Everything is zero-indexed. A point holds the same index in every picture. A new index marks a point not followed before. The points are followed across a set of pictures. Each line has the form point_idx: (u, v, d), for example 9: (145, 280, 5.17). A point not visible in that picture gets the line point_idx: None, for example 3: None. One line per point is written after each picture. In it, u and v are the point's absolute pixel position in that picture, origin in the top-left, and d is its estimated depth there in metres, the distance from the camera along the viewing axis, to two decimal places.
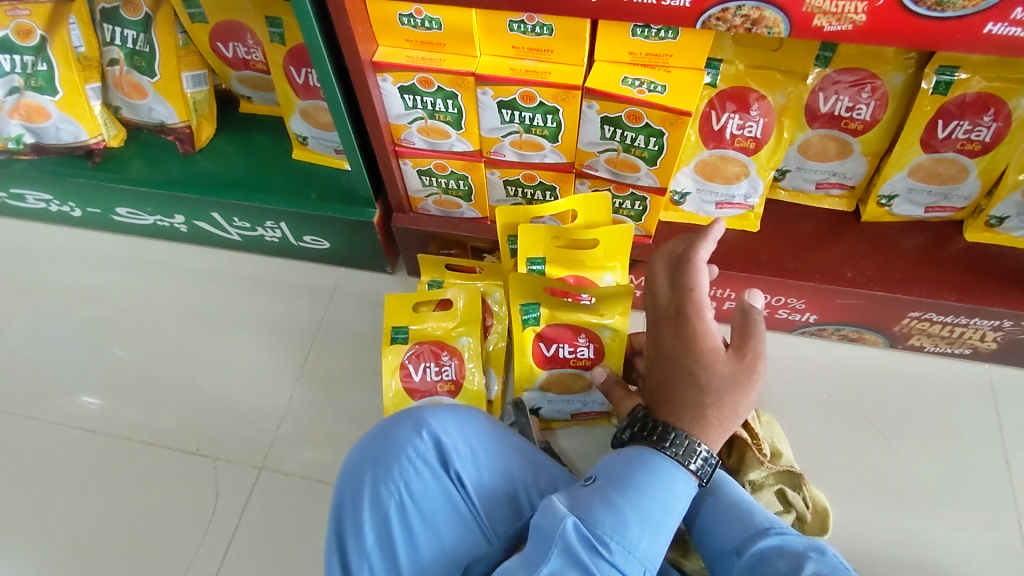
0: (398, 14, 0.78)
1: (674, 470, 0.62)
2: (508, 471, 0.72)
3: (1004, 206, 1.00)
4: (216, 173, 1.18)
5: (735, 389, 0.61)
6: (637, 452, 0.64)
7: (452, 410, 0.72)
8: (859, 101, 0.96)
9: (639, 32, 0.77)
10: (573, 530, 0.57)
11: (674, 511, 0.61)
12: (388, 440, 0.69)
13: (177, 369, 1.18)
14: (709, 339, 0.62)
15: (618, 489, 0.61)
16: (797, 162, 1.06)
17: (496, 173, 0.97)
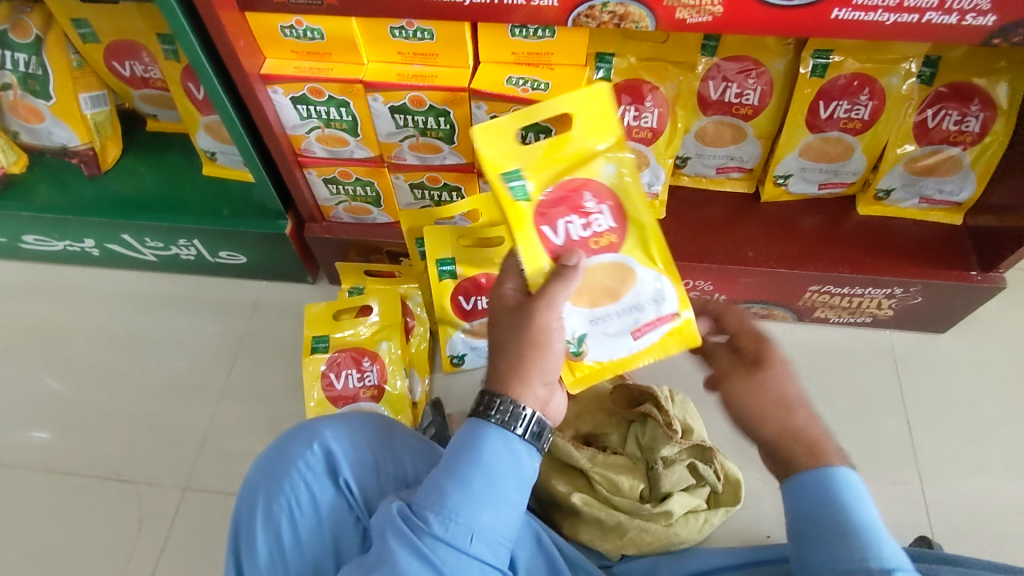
0: (279, 27, 0.79)
1: (496, 436, 0.62)
2: (404, 476, 0.71)
3: (889, 179, 1.06)
4: (124, 194, 1.16)
5: (514, 328, 0.65)
6: (467, 425, 0.64)
7: (346, 419, 0.72)
8: (746, 87, 1.00)
9: (518, 33, 0.79)
10: (398, 514, 0.60)
11: (497, 472, 0.61)
12: (280, 453, 0.69)
13: (95, 396, 1.16)
14: (503, 304, 0.68)
15: (444, 465, 0.62)
16: (696, 149, 1.10)
17: (401, 177, 0.98)
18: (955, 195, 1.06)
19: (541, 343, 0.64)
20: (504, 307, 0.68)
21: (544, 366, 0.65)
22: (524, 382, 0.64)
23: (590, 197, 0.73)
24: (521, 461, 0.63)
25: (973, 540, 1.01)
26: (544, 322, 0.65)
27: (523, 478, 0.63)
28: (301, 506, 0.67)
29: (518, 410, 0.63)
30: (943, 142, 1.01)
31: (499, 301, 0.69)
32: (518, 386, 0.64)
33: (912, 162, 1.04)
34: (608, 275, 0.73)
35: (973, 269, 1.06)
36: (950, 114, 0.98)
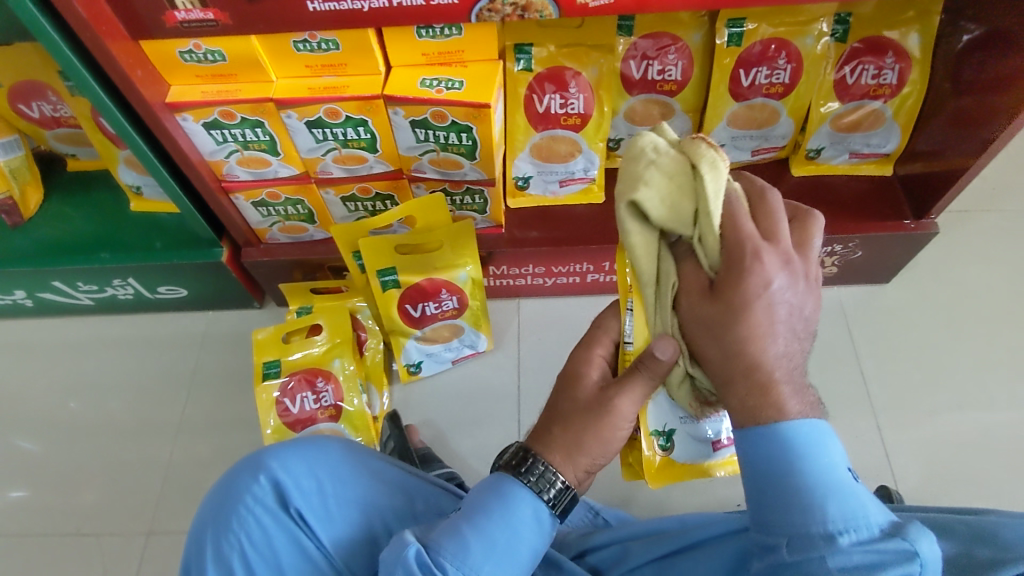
0: (177, 52, 0.76)
1: (527, 496, 0.58)
2: (362, 497, 0.71)
3: (817, 139, 1.08)
4: (49, 240, 1.12)
5: (586, 412, 0.58)
6: (496, 478, 0.60)
7: (297, 447, 0.70)
8: (667, 63, 1.00)
9: (424, 33, 0.78)
10: (415, 557, 0.55)
11: (522, 534, 0.58)
12: (229, 489, 0.67)
13: (44, 451, 1.12)
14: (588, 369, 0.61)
15: (468, 517, 0.58)
16: (627, 130, 1.09)
17: (331, 192, 0.96)
18: (882, 146, 1.08)
19: (603, 436, 0.58)
20: (572, 377, 0.61)
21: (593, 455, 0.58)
22: (572, 460, 0.58)
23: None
24: (543, 531, 0.59)
25: (931, 483, 1.03)
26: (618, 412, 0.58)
27: (539, 543, 0.59)
28: (253, 541, 0.65)
29: (552, 476, 0.58)
30: (865, 96, 1.03)
31: (570, 368, 0.62)
32: (558, 455, 0.59)
33: (838, 119, 1.05)
34: None
35: (907, 218, 1.07)
36: (868, 69, 1.00)
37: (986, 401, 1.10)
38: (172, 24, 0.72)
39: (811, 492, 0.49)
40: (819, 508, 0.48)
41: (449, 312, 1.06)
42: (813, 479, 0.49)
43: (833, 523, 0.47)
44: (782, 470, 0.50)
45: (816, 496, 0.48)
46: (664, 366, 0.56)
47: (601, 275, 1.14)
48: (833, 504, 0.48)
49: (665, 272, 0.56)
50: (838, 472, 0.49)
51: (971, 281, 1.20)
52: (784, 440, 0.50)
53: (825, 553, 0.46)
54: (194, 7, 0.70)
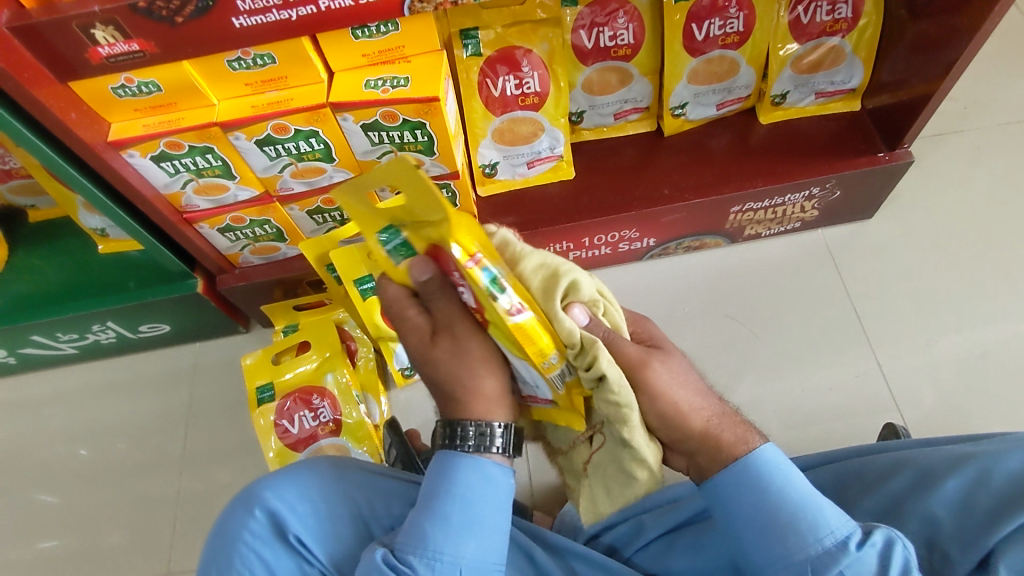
0: (110, 88, 0.74)
1: (470, 465, 0.60)
2: (360, 511, 0.70)
3: (780, 84, 1.06)
4: (22, 295, 1.09)
5: (457, 356, 0.61)
6: (440, 456, 0.61)
7: (284, 474, 0.70)
8: (618, 28, 0.97)
9: (360, 34, 0.75)
10: (381, 559, 0.58)
11: (475, 502, 0.59)
12: (225, 529, 0.67)
13: (50, 507, 1.11)
14: (415, 334, 0.63)
15: (424, 502, 0.60)
16: (587, 102, 1.06)
17: (295, 207, 0.94)
18: (847, 83, 1.06)
19: (485, 354, 0.62)
20: (426, 349, 0.63)
21: (492, 371, 0.62)
22: (490, 399, 0.61)
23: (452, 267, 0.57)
24: (499, 485, 0.61)
25: (937, 413, 1.03)
26: (475, 346, 0.62)
27: (502, 499, 0.61)
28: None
29: (488, 430, 0.60)
30: (823, 34, 1.01)
31: (417, 340, 0.63)
32: (480, 406, 0.61)
33: (798, 61, 1.03)
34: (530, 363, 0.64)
35: (881, 151, 1.06)
36: (821, 6, 0.98)
37: (982, 324, 1.09)
38: (97, 61, 0.69)
39: (803, 505, 0.56)
40: (816, 520, 0.56)
41: None
42: (787, 500, 0.57)
43: (837, 531, 0.55)
44: (776, 490, 0.57)
45: (808, 508, 0.56)
46: (434, 279, 0.61)
47: (583, 252, 1.13)
48: (812, 516, 0.56)
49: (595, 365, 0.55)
50: (809, 484, 0.58)
51: (955, 204, 1.19)
52: (750, 477, 0.58)
53: (842, 558, 0.54)
54: (118, 40, 0.68)
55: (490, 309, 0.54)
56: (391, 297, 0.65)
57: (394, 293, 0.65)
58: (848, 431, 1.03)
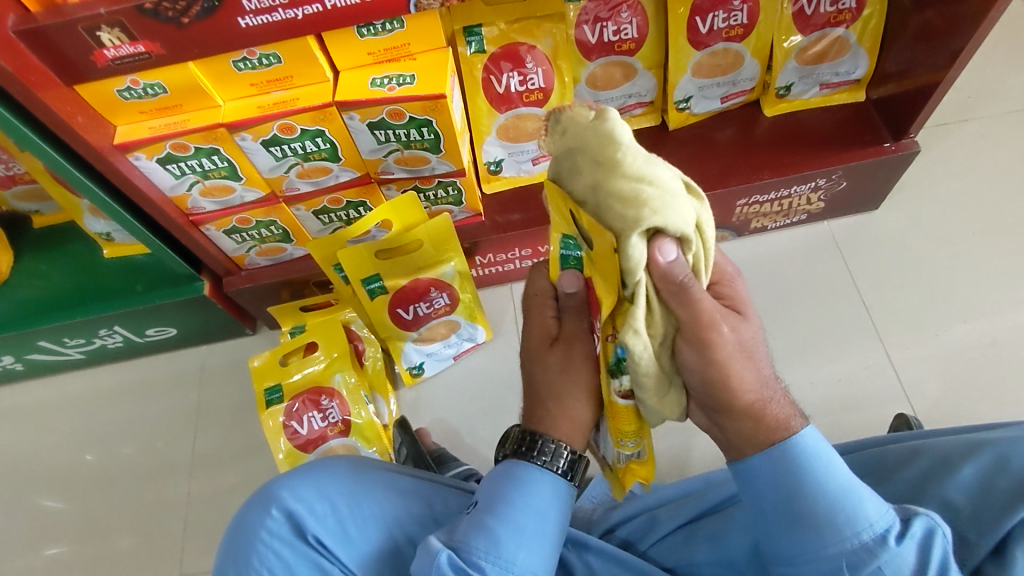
0: (115, 91, 0.74)
1: (542, 477, 0.61)
2: (377, 511, 0.70)
3: (785, 75, 1.05)
4: (28, 301, 1.09)
5: (564, 371, 0.63)
6: (512, 465, 0.62)
7: (302, 474, 0.70)
8: (622, 22, 0.97)
9: (366, 32, 0.75)
10: (447, 561, 0.57)
11: (547, 514, 0.60)
12: (243, 528, 0.67)
13: (59, 512, 1.11)
14: (541, 332, 0.66)
15: (492, 509, 0.60)
16: (591, 97, 1.06)
17: (301, 207, 0.94)
18: (851, 73, 1.06)
19: (589, 387, 0.63)
20: (540, 351, 0.65)
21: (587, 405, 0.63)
22: (574, 425, 0.63)
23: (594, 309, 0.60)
24: (563, 502, 0.62)
25: (947, 402, 1.03)
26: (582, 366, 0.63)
27: (566, 517, 0.62)
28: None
29: (564, 449, 0.61)
30: (827, 25, 1.00)
31: (537, 339, 0.66)
32: (564, 426, 0.62)
33: (802, 53, 1.03)
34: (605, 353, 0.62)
35: (886, 141, 1.05)
36: None
37: (990, 312, 1.09)
38: (103, 63, 0.69)
39: (841, 493, 0.54)
40: (853, 509, 0.53)
41: (441, 309, 1.05)
42: (825, 489, 0.54)
43: (874, 522, 0.52)
44: (812, 478, 0.55)
45: (846, 497, 0.54)
46: (575, 297, 0.63)
47: None
48: (851, 506, 0.53)
49: (639, 348, 0.53)
50: (849, 471, 0.56)
51: (961, 194, 1.18)
52: (788, 462, 0.56)
53: (878, 552, 0.51)
54: (123, 42, 0.67)
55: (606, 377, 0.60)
56: (534, 288, 0.69)
57: (546, 288, 0.68)
58: (858, 422, 1.03)
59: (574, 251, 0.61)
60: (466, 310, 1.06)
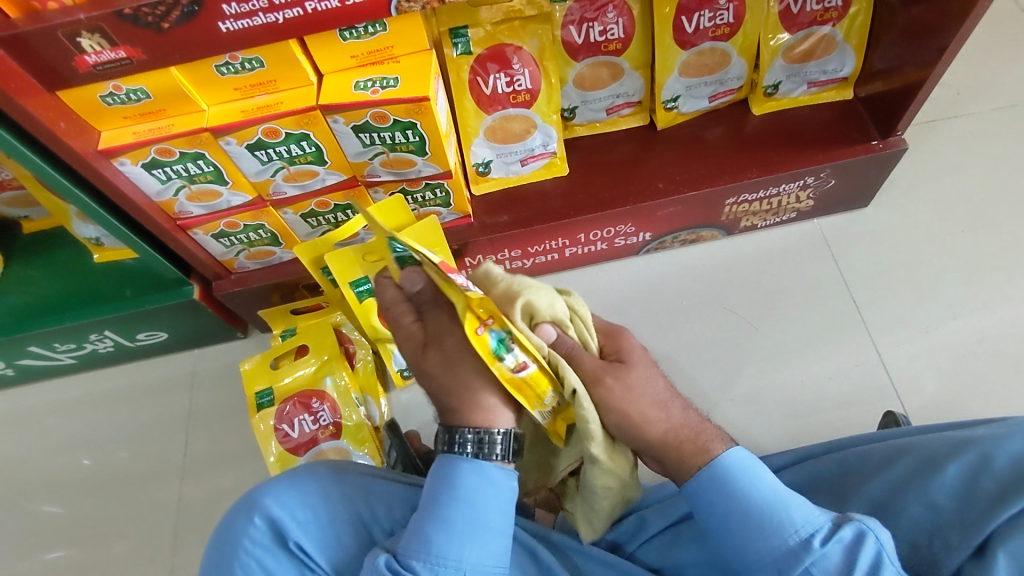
0: (98, 97, 0.74)
1: (468, 467, 0.61)
2: (361, 515, 0.70)
3: (773, 74, 1.05)
4: (19, 306, 1.09)
5: (452, 365, 0.65)
6: (441, 462, 0.63)
7: (283, 481, 0.70)
8: (608, 23, 0.97)
9: (348, 36, 0.75)
10: (382, 564, 0.57)
11: (478, 505, 0.60)
12: (224, 537, 0.67)
13: (51, 518, 1.11)
14: (416, 339, 0.68)
15: (427, 508, 0.61)
16: (579, 98, 1.06)
17: (289, 211, 0.94)
18: (839, 71, 1.06)
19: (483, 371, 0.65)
20: (421, 359, 0.67)
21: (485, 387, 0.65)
22: (488, 410, 0.64)
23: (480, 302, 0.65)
24: (500, 490, 0.62)
25: (937, 399, 1.03)
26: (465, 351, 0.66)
27: (503, 503, 0.62)
28: None
29: (487, 437, 0.63)
30: (813, 23, 1.00)
31: (413, 348, 0.68)
32: (478, 414, 0.64)
33: (789, 51, 1.03)
34: None
35: (875, 139, 1.05)
36: None
37: (980, 309, 1.09)
38: (84, 69, 0.69)
39: (768, 508, 0.58)
40: (783, 520, 0.57)
41: None
42: (754, 500, 0.58)
43: (801, 529, 0.56)
44: (741, 495, 0.59)
45: (773, 510, 0.58)
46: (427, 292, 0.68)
47: (579, 248, 1.13)
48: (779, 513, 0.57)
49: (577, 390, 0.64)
50: (779, 484, 0.60)
51: (951, 191, 1.18)
52: (719, 479, 0.60)
53: (809, 553, 0.54)
54: (104, 48, 0.67)
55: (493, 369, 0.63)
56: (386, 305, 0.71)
57: (394, 296, 0.71)
58: (849, 420, 1.03)
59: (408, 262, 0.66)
60: None
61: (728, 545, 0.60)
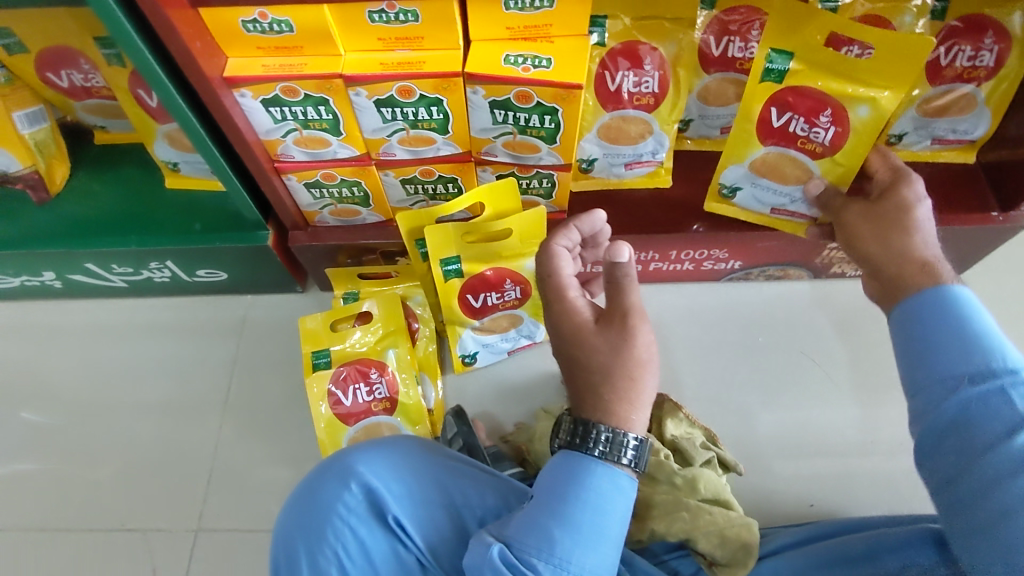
0: (240, 22, 0.69)
1: (600, 470, 0.59)
2: (452, 500, 0.71)
3: (901, 124, 1.00)
4: (82, 218, 1.04)
5: (616, 351, 0.61)
6: (574, 459, 0.59)
7: (378, 452, 0.72)
8: (817, 123, 0.85)
9: (512, 5, 0.70)
10: (499, 556, 0.57)
11: (604, 510, 0.58)
12: (318, 500, 0.69)
13: (81, 441, 1.07)
14: (577, 317, 0.64)
15: (550, 504, 0.58)
16: (698, 110, 1.01)
17: (390, 174, 0.89)
18: (969, 133, 1.01)
19: (645, 361, 0.61)
20: (586, 335, 0.63)
21: (647, 377, 0.61)
22: (636, 406, 0.60)
23: (829, 113, 0.83)
24: (626, 497, 0.59)
25: None
26: (640, 339, 0.61)
27: (627, 512, 0.59)
28: (349, 551, 0.67)
29: (621, 438, 0.58)
30: (956, 80, 0.94)
31: (575, 324, 0.64)
32: (621, 407, 0.60)
33: (925, 104, 0.97)
34: (791, 164, 0.91)
35: (993, 210, 1.01)
36: (964, 51, 0.90)
37: None
38: None
39: (986, 340, 0.58)
40: (996, 351, 0.58)
41: (510, 302, 1.00)
42: (981, 328, 0.59)
43: (1012, 363, 0.57)
44: (964, 325, 0.60)
45: (988, 346, 0.58)
46: (623, 266, 0.64)
47: (666, 264, 1.09)
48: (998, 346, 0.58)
49: (681, 447, 0.89)
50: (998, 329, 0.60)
51: None
52: (952, 297, 0.62)
53: (1010, 381, 0.56)
54: None
55: (863, 129, 0.84)
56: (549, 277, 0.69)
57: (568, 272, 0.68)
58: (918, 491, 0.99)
59: (779, 65, 0.81)
60: (534, 308, 1.02)
61: (918, 354, 0.61)
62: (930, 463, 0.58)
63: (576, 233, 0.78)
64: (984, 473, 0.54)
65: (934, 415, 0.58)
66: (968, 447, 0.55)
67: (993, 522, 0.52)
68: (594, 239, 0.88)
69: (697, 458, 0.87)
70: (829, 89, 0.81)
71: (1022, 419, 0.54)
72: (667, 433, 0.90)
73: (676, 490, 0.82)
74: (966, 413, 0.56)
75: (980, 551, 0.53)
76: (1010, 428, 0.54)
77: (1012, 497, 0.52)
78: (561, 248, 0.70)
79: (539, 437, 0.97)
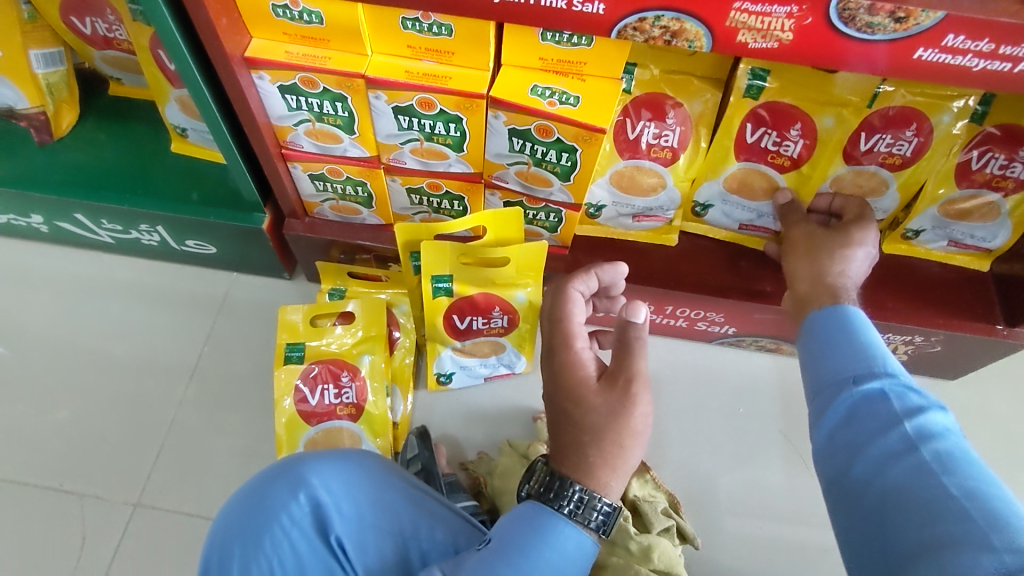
0: (270, 5, 0.67)
1: (564, 529, 0.57)
2: (402, 530, 0.69)
3: (920, 220, 0.97)
4: (80, 167, 1.01)
5: (613, 416, 0.58)
6: (544, 516, 0.57)
7: (335, 464, 0.69)
8: (787, 136, 0.87)
9: (549, 37, 0.68)
10: None
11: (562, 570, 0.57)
12: (263, 503, 0.66)
13: (36, 392, 1.04)
14: (582, 369, 0.61)
15: (507, 556, 0.56)
16: (719, 197, 0.96)
17: (397, 180, 0.87)
18: (987, 241, 0.97)
19: (638, 432, 0.58)
20: (586, 391, 0.60)
21: (635, 447, 0.59)
22: (617, 474, 0.58)
23: (799, 127, 0.86)
24: (584, 559, 0.58)
25: None
26: (639, 409, 0.59)
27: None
28: (284, 564, 0.64)
29: (592, 500, 0.57)
30: (983, 186, 0.90)
31: (577, 376, 0.61)
32: (602, 472, 0.58)
33: (949, 204, 0.93)
34: (759, 178, 0.93)
35: (998, 323, 0.99)
36: (997, 158, 0.87)
37: None
38: None
39: (871, 350, 0.62)
40: (877, 358, 0.61)
41: (495, 329, 0.98)
42: (869, 340, 0.63)
43: (891, 370, 0.60)
44: (852, 338, 0.64)
45: (873, 356, 0.62)
46: (638, 329, 0.62)
47: (659, 316, 1.07)
48: (879, 355, 0.62)
49: (643, 510, 0.86)
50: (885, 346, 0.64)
51: None
52: (845, 315, 0.67)
53: (887, 385, 0.59)
54: None
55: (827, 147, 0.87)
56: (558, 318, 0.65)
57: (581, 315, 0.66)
58: None
59: (760, 81, 0.82)
60: (518, 340, 1.00)
61: (815, 366, 0.65)
62: (824, 460, 0.60)
63: (595, 281, 0.77)
64: (868, 464, 0.56)
65: (824, 420, 0.61)
66: (850, 444, 0.58)
67: (873, 506, 0.53)
68: (608, 292, 0.84)
69: (657, 524, 0.85)
70: (798, 102, 0.84)
71: (898, 417, 0.56)
72: (630, 492, 0.88)
73: (630, 556, 0.81)
74: (850, 415, 0.59)
75: (861, 539, 0.53)
76: (888, 424, 0.56)
77: (888, 481, 0.53)
78: (581, 294, 0.67)
79: (500, 473, 0.95)
